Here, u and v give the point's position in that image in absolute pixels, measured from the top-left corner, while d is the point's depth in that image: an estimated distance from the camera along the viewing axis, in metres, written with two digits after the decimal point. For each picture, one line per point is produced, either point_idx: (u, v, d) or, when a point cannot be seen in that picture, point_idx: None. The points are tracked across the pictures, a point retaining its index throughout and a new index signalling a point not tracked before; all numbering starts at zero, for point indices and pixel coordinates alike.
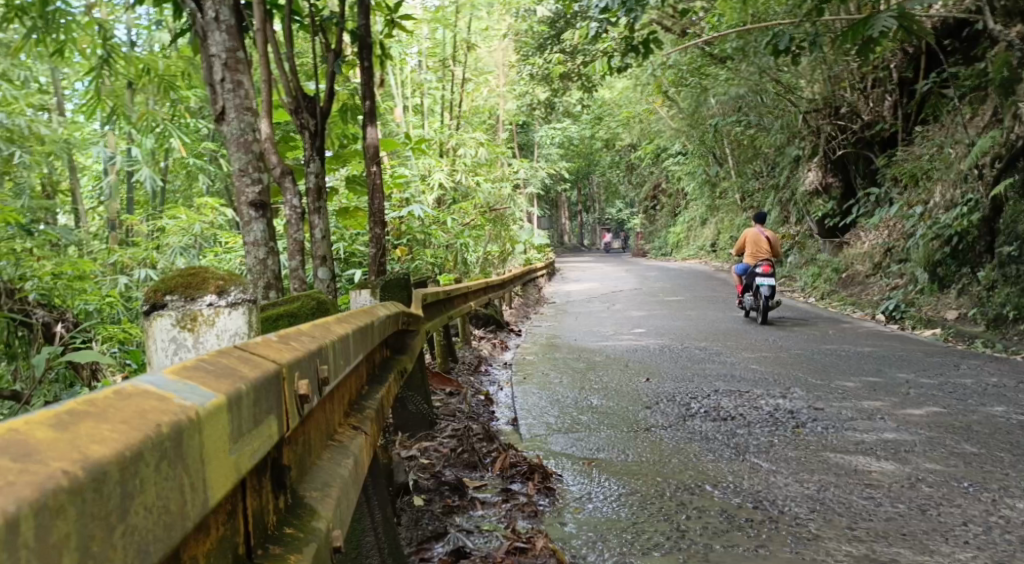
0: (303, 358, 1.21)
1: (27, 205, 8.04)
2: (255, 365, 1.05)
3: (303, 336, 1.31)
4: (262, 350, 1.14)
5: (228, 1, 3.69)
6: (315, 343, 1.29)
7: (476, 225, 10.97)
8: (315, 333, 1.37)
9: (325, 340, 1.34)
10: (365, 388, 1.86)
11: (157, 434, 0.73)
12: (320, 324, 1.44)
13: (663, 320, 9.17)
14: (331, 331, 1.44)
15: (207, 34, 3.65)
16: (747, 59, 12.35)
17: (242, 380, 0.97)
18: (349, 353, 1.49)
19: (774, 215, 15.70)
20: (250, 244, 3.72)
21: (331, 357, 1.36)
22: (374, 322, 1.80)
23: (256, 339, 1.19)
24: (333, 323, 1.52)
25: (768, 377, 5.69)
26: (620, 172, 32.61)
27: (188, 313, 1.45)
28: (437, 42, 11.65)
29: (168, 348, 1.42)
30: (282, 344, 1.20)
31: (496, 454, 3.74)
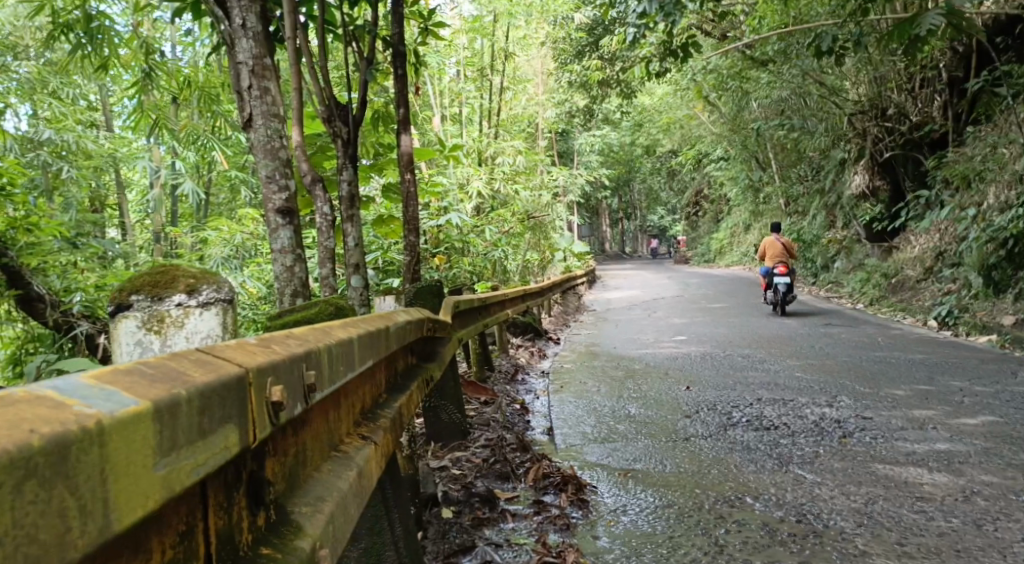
0: (285, 362, 1.08)
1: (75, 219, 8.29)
2: (215, 369, 0.92)
3: (292, 339, 1.19)
4: (235, 351, 1.01)
5: (255, 9, 3.72)
6: (304, 346, 1.17)
7: (515, 232, 10.95)
8: (309, 336, 1.24)
9: (316, 343, 1.21)
10: (382, 397, 1.79)
11: (18, 453, 0.59)
12: (316, 328, 1.32)
13: (705, 327, 8.98)
14: (329, 335, 1.32)
15: (234, 42, 3.68)
16: (789, 61, 12.14)
17: (185, 386, 0.83)
18: (351, 357, 1.37)
19: (820, 220, 15.35)
20: (277, 251, 3.72)
21: (325, 362, 1.23)
22: (389, 328, 1.71)
23: (231, 341, 1.07)
24: (334, 326, 1.40)
25: (814, 385, 5.51)
26: (662, 179, 32.32)
27: (154, 314, 1.84)
28: (476, 52, 11.69)
29: (136, 348, 1.81)
30: (261, 347, 1.08)
31: (530, 464, 3.67)
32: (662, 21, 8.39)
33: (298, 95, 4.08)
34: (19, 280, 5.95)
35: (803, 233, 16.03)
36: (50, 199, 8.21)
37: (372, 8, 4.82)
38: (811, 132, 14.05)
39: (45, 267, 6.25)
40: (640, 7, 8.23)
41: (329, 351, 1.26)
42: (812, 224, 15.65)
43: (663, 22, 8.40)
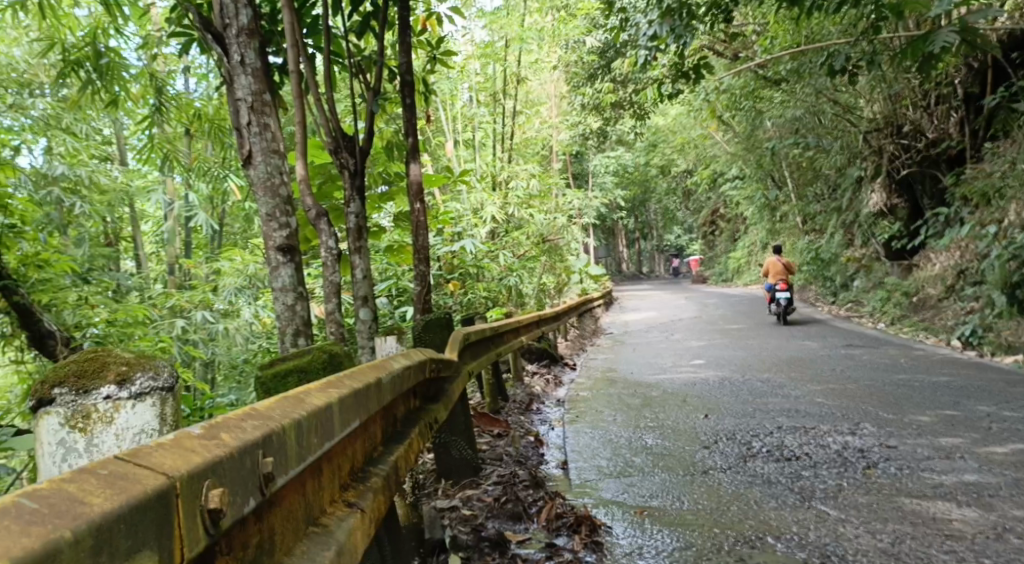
0: (228, 457, 1.02)
1: (87, 255, 8.34)
2: (135, 483, 0.89)
3: (251, 420, 1.15)
4: (169, 451, 0.98)
5: (253, 45, 3.73)
6: (260, 430, 1.12)
7: (530, 256, 10.86)
8: (272, 413, 1.20)
9: (276, 422, 1.16)
10: (377, 453, 1.74)
11: None
12: (286, 398, 1.28)
13: (724, 350, 8.82)
14: (301, 406, 1.27)
15: (233, 78, 3.69)
16: (803, 80, 12.07)
17: (74, 523, 0.79)
18: (327, 426, 1.32)
19: (838, 238, 15.12)
20: (278, 289, 3.68)
21: (290, 441, 1.18)
22: (381, 380, 1.65)
23: (168, 438, 1.02)
24: (312, 391, 1.35)
25: (837, 412, 5.36)
26: (677, 199, 32.14)
27: (79, 410, 1.53)
28: (488, 76, 11.68)
29: (58, 451, 1.50)
30: (205, 439, 1.04)
31: (542, 502, 3.56)
32: (673, 43, 8.32)
33: (300, 128, 4.07)
34: (30, 316, 5.93)
35: (821, 251, 15.81)
36: (63, 234, 8.27)
37: (377, 39, 4.80)
38: (828, 150, 13.89)
39: (56, 305, 6.36)
40: (651, 30, 8.15)
41: (297, 426, 1.21)
42: (830, 242, 15.43)
43: (674, 44, 8.35)
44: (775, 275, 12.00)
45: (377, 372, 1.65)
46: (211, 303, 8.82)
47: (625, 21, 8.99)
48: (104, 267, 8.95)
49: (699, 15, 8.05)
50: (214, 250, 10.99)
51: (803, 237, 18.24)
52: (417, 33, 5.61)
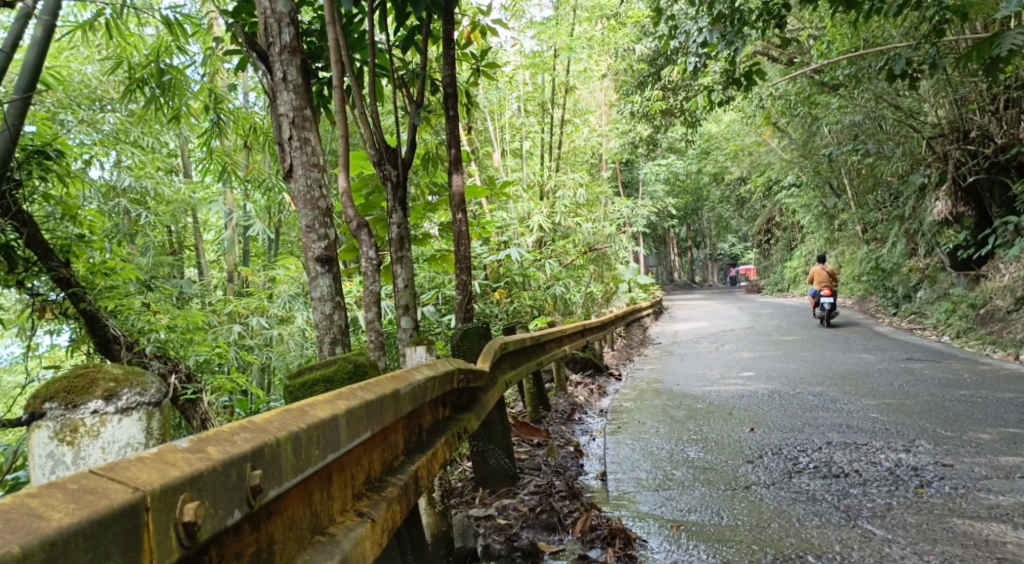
0: (209, 471, 1.14)
1: (149, 263, 8.68)
2: (100, 498, 1.02)
3: (244, 432, 1.27)
4: (147, 464, 1.11)
5: (296, 62, 3.83)
6: (250, 444, 1.23)
7: (578, 265, 10.82)
8: (269, 426, 1.31)
9: (269, 436, 1.28)
10: (398, 461, 1.83)
11: None
12: (288, 411, 1.39)
13: (775, 362, 8.64)
14: (302, 419, 1.38)
15: (276, 95, 3.81)
16: (862, 84, 11.77)
17: (29, 537, 0.93)
18: (329, 439, 1.43)
19: (901, 247, 14.62)
20: (317, 298, 3.80)
21: (284, 454, 1.30)
22: (397, 392, 1.74)
23: (158, 449, 1.16)
24: (318, 403, 1.47)
25: (890, 428, 5.19)
26: (732, 207, 31.60)
27: (68, 422, 1.54)
28: (536, 85, 11.73)
29: (47, 464, 1.52)
30: (191, 452, 1.16)
31: (578, 514, 3.55)
32: (724, 50, 8.24)
33: (343, 142, 4.17)
34: (98, 322, 6.19)
35: (881, 261, 15.34)
36: (128, 243, 8.62)
37: (421, 53, 4.90)
38: (887, 156, 13.49)
39: (122, 311, 6.51)
40: (701, 37, 8.08)
41: (293, 439, 1.32)
42: (891, 252, 14.95)
43: (726, 51, 8.24)
44: (822, 287, 13.13)
45: (394, 384, 1.74)
46: (266, 309, 9.06)
47: (674, 29, 8.93)
48: (166, 275, 9.29)
49: (751, 21, 7.94)
50: (269, 258, 11.29)
51: (863, 247, 17.71)
52: (462, 47, 5.73)
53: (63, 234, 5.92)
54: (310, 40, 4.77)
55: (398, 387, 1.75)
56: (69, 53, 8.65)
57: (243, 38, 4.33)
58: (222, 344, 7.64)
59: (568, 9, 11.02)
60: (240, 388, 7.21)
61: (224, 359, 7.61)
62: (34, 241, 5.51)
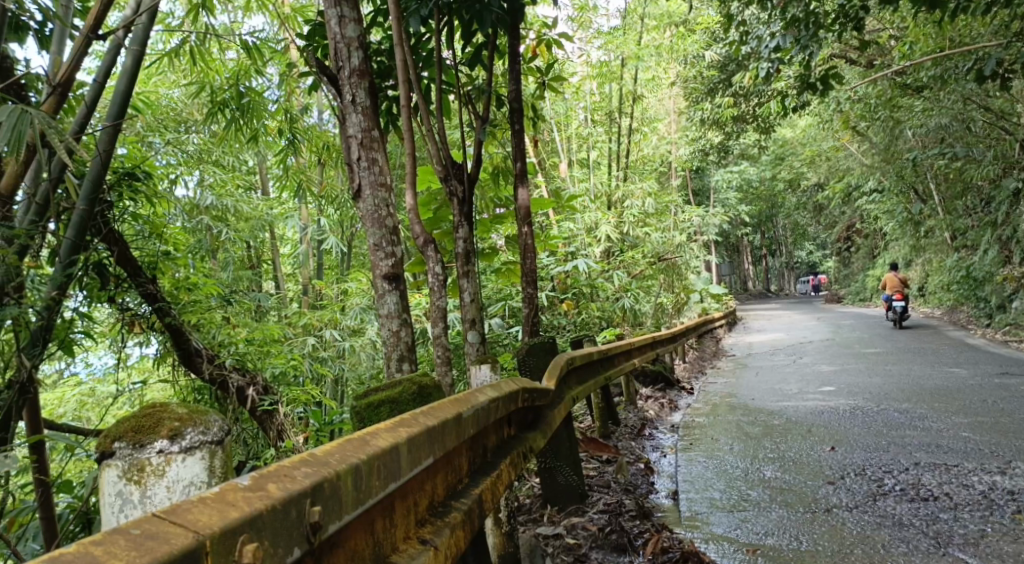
0: (266, 512, 1.16)
1: (229, 278, 8.99)
2: (161, 544, 1.03)
3: (305, 466, 1.28)
4: (208, 507, 1.12)
5: (364, 85, 3.92)
6: (310, 480, 1.25)
7: (647, 275, 10.66)
8: (329, 459, 1.32)
9: (330, 470, 1.29)
10: (461, 484, 1.82)
11: None
12: (349, 441, 1.40)
13: (857, 376, 8.28)
14: (362, 450, 1.39)
15: (346, 117, 3.91)
16: (948, 86, 11.26)
17: None
18: (390, 468, 1.43)
19: (993, 254, 13.85)
20: (384, 315, 3.86)
21: (344, 487, 1.30)
22: (459, 416, 1.74)
23: (218, 489, 1.18)
24: (379, 432, 1.47)
25: (984, 448, 4.88)
26: (808, 214, 30.69)
27: (135, 462, 1.45)
28: (604, 95, 11.67)
29: (116, 502, 1.45)
30: (252, 491, 1.18)
31: (648, 535, 3.47)
32: (798, 54, 8.00)
33: (410, 160, 4.23)
34: (182, 336, 6.34)
35: (971, 269, 14.57)
36: (210, 259, 8.97)
37: (486, 69, 4.93)
38: (977, 160, 12.81)
39: (204, 325, 6.79)
40: (773, 43, 7.87)
41: (353, 471, 1.33)
42: (982, 259, 14.19)
43: (800, 55, 8.00)
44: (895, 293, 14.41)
45: (457, 409, 1.74)
46: (338, 321, 9.26)
47: (745, 35, 8.73)
48: (244, 288, 9.61)
49: (827, 25, 7.68)
50: (341, 271, 11.56)
51: (951, 254, 16.87)
52: (527, 60, 5.74)
53: (150, 252, 6.21)
54: (378, 61, 4.89)
55: (462, 411, 1.74)
56: (157, 78, 9.06)
57: (314, 61, 4.44)
58: (296, 357, 7.82)
59: (637, 18, 10.92)
60: (312, 400, 7.36)
61: (298, 371, 7.78)
62: (125, 259, 5.75)
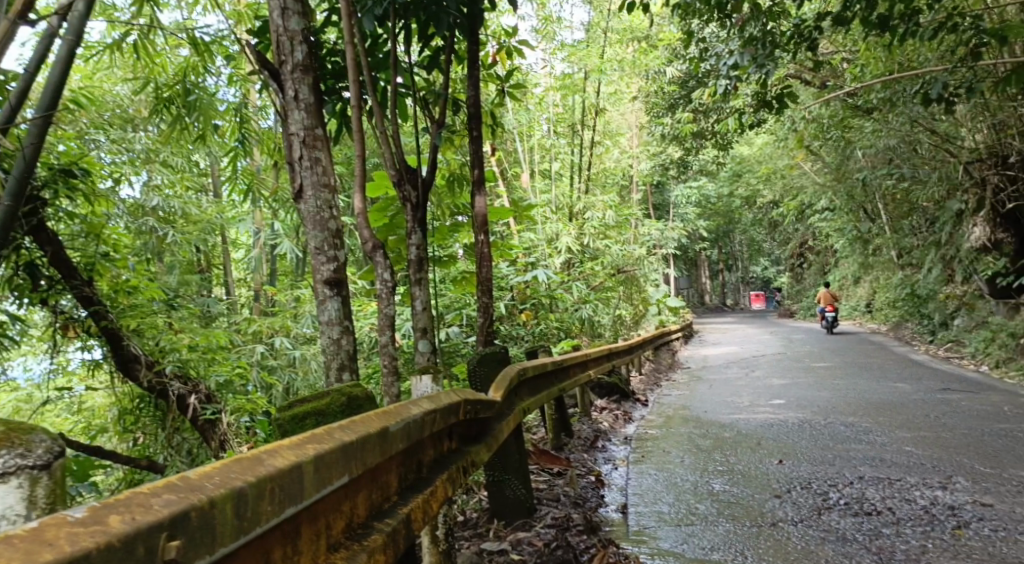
0: (98, 549, 1.00)
1: (174, 283, 8.75)
2: None
3: (167, 495, 1.15)
4: (19, 548, 0.97)
5: (308, 80, 3.83)
6: (169, 509, 1.11)
7: (606, 286, 10.69)
8: (202, 485, 1.20)
9: (198, 498, 1.16)
10: (386, 504, 1.73)
11: None
12: (237, 462, 1.30)
13: (806, 390, 8.38)
14: (251, 472, 1.28)
15: (288, 113, 3.81)
16: (896, 109, 11.57)
17: None
18: (286, 491, 1.33)
19: (936, 272, 14.19)
20: (324, 323, 3.76)
21: (219, 516, 1.18)
22: (381, 434, 1.65)
23: (41, 526, 1.02)
24: (279, 450, 1.39)
25: (926, 463, 4.95)
26: (763, 230, 31.28)
27: None
28: (566, 107, 11.68)
29: None
30: (85, 526, 1.04)
31: (594, 551, 3.43)
32: (755, 73, 8.07)
33: (359, 162, 4.14)
34: (118, 340, 6.27)
35: (916, 287, 14.95)
36: (155, 262, 8.72)
37: (443, 73, 4.86)
38: (924, 181, 13.16)
39: (145, 330, 6.58)
40: (731, 60, 7.91)
41: (235, 496, 1.22)
42: (927, 278, 14.56)
43: (757, 74, 8.10)
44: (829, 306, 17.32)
45: (378, 425, 1.65)
46: (290, 328, 9.07)
47: (704, 51, 8.78)
48: (190, 293, 9.36)
49: (783, 44, 7.78)
50: (296, 277, 11.34)
51: (898, 272, 17.31)
52: (485, 67, 5.71)
53: (87, 252, 6.05)
54: (330, 61, 4.81)
55: (382, 427, 1.65)
56: (104, 74, 8.80)
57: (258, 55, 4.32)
58: (243, 365, 7.60)
59: (599, 32, 11.04)
60: (258, 409, 7.16)
61: (245, 379, 7.56)
62: (59, 260, 5.66)
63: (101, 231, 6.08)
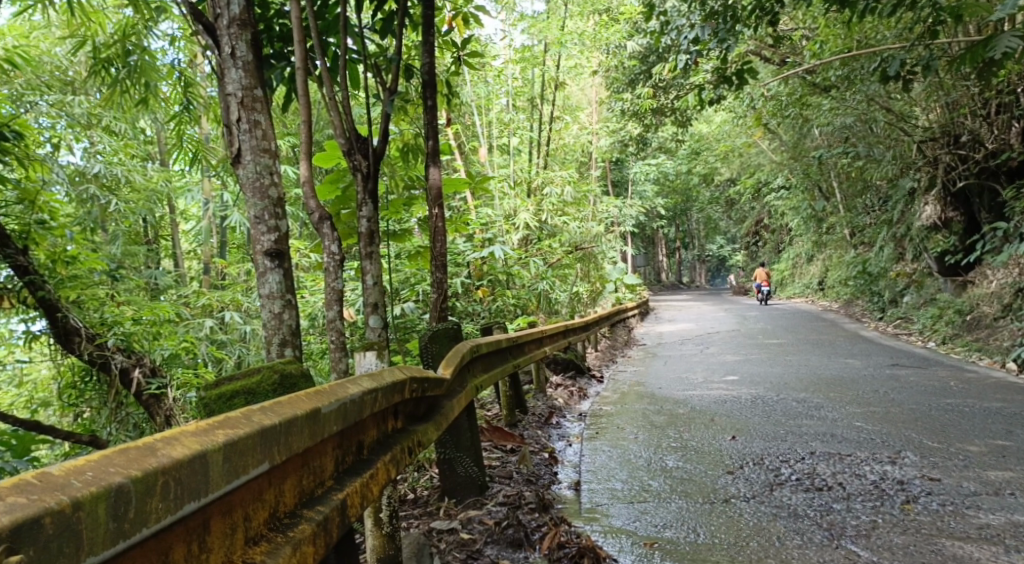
0: None
1: (117, 253, 8.43)
2: None
3: (15, 498, 1.04)
4: None
5: (245, 36, 3.66)
6: (14, 516, 1.00)
7: (563, 263, 10.64)
8: (68, 482, 1.09)
9: (54, 503, 1.05)
10: (318, 488, 1.65)
11: None
12: (126, 450, 1.20)
13: (759, 366, 8.46)
14: (139, 464, 1.18)
15: (224, 71, 3.64)
16: (853, 87, 11.64)
17: None
18: (186, 484, 1.23)
19: (887, 251, 14.45)
20: (265, 296, 3.62)
21: (85, 521, 1.08)
22: (311, 418, 1.55)
23: None
24: (178, 438, 1.28)
25: (875, 438, 5.01)
26: (720, 208, 31.59)
27: None
28: (526, 81, 11.51)
29: None
30: None
31: (546, 528, 3.36)
32: (716, 48, 8.04)
33: (305, 128, 3.97)
34: (54, 312, 5.99)
35: (867, 264, 15.23)
36: (96, 231, 8.40)
37: (397, 38, 4.69)
38: (878, 160, 13.36)
39: (84, 302, 6.33)
40: (693, 34, 7.83)
41: (111, 494, 1.11)
42: (878, 256, 14.81)
43: (718, 48, 8.04)
44: (763, 282, 20.56)
45: (305, 407, 1.54)
46: (239, 303, 8.83)
47: (665, 25, 8.66)
48: (133, 264, 9.04)
49: (744, 19, 7.71)
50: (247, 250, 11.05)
51: (850, 250, 17.62)
52: (441, 34, 5.53)
53: (22, 220, 5.79)
54: (278, 23, 4.63)
55: (310, 409, 1.55)
56: (40, 33, 8.37)
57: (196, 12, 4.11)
58: (190, 339, 7.36)
59: (561, 3, 10.86)
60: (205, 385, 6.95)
61: (192, 354, 7.33)
62: None
63: (35, 197, 5.80)
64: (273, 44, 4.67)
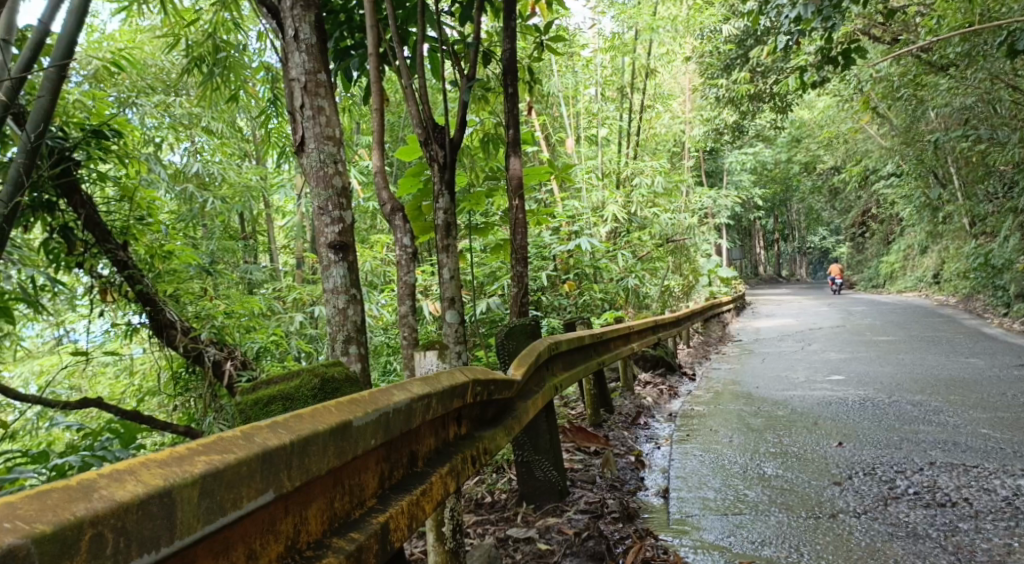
0: None
1: (212, 250, 8.72)
2: None
3: None
4: None
5: (308, 18, 3.68)
6: None
7: (653, 256, 10.25)
8: None
9: None
10: (347, 516, 1.51)
11: None
12: (50, 494, 1.07)
13: (867, 365, 7.85)
14: (56, 514, 1.04)
15: (288, 55, 3.67)
16: (975, 64, 10.64)
17: None
18: (134, 531, 1.09)
19: (1014, 241, 13.24)
20: (330, 290, 3.63)
21: None
22: (326, 436, 1.40)
23: None
24: (136, 472, 1.15)
25: (1007, 447, 4.47)
26: (823, 199, 30.08)
27: None
28: (616, 69, 11.13)
29: None
30: None
31: (630, 542, 3.12)
32: (820, 26, 7.46)
33: (378, 117, 3.86)
34: (154, 305, 6.15)
35: (989, 257, 14.03)
36: (194, 228, 8.70)
37: (475, 24, 4.52)
38: (1002, 143, 12.25)
39: (180, 296, 6.54)
40: (794, 13, 7.30)
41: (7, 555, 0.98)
42: (1002, 247, 13.61)
43: (822, 26, 7.46)
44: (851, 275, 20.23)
45: (329, 421, 1.42)
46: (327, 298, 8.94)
47: (763, 5, 8.10)
48: (229, 260, 9.35)
49: None
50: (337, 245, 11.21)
51: (970, 241, 16.29)
52: (522, 18, 5.32)
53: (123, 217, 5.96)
54: (358, 13, 4.52)
55: (336, 424, 1.43)
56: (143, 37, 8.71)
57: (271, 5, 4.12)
58: (280, 333, 7.51)
59: None
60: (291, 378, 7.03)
61: (281, 348, 7.46)
62: (92, 222, 5.54)
63: (134, 195, 5.93)
64: (353, 35, 4.60)
